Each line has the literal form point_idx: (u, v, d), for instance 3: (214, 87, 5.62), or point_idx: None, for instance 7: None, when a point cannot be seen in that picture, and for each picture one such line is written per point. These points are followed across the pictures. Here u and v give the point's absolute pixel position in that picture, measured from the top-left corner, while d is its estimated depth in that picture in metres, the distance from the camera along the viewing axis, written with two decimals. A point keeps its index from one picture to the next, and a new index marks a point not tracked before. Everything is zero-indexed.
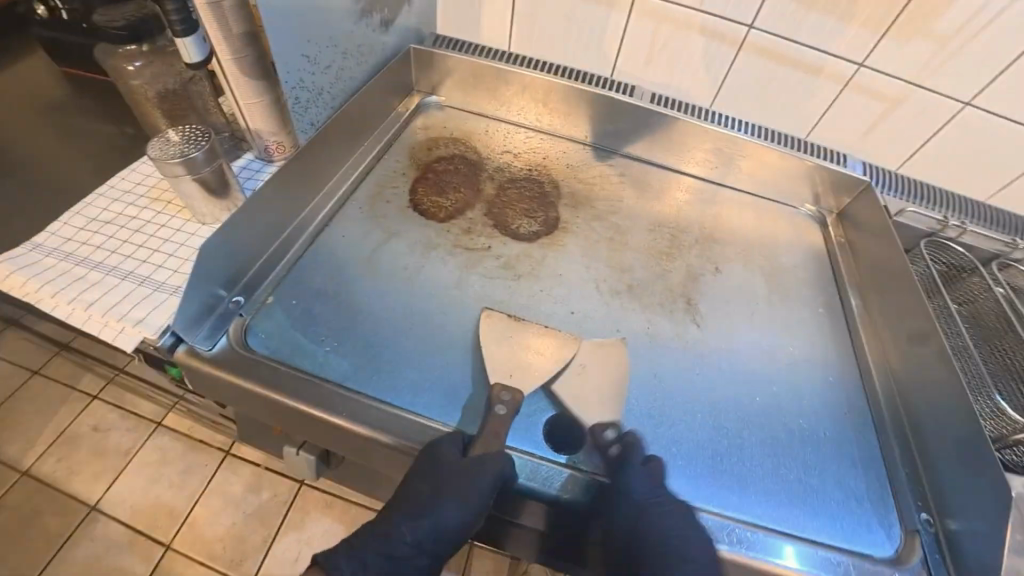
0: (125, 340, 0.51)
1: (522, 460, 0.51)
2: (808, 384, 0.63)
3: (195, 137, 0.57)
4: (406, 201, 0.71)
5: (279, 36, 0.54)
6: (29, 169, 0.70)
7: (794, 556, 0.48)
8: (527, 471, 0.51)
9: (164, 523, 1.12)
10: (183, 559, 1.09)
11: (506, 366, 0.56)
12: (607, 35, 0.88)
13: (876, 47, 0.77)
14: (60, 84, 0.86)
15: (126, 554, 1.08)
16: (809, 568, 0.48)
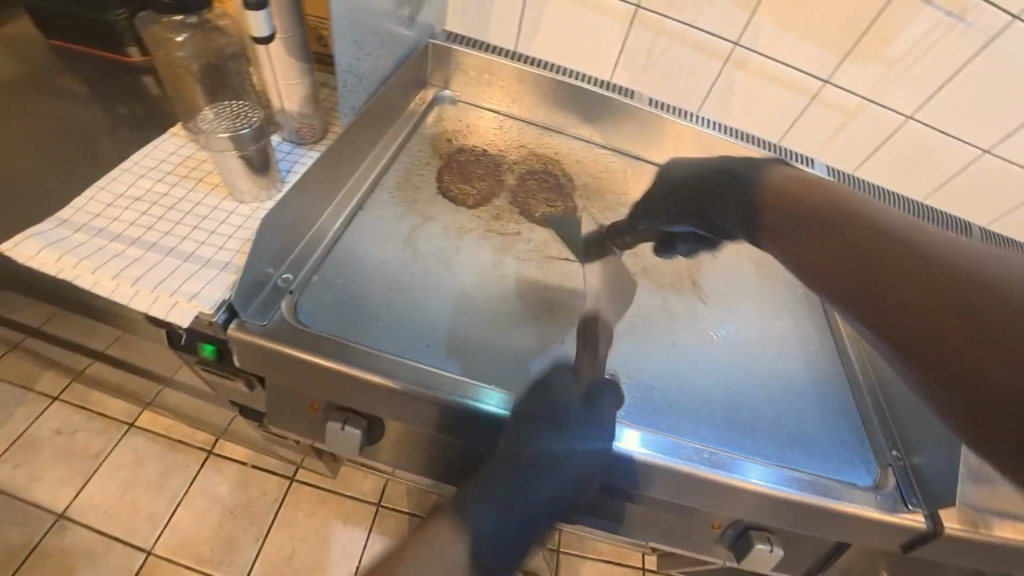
0: (179, 314, 0.52)
1: None
2: (798, 353, 0.73)
3: (239, 113, 0.59)
4: (435, 188, 0.75)
5: (341, 20, 0.57)
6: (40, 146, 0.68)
7: (801, 490, 0.56)
8: None
9: (143, 528, 1.06)
10: (167, 563, 1.04)
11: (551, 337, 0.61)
12: (609, 42, 0.95)
13: (839, 66, 0.89)
14: (50, 59, 0.82)
15: (103, 562, 1.02)
16: (806, 492, 0.56)
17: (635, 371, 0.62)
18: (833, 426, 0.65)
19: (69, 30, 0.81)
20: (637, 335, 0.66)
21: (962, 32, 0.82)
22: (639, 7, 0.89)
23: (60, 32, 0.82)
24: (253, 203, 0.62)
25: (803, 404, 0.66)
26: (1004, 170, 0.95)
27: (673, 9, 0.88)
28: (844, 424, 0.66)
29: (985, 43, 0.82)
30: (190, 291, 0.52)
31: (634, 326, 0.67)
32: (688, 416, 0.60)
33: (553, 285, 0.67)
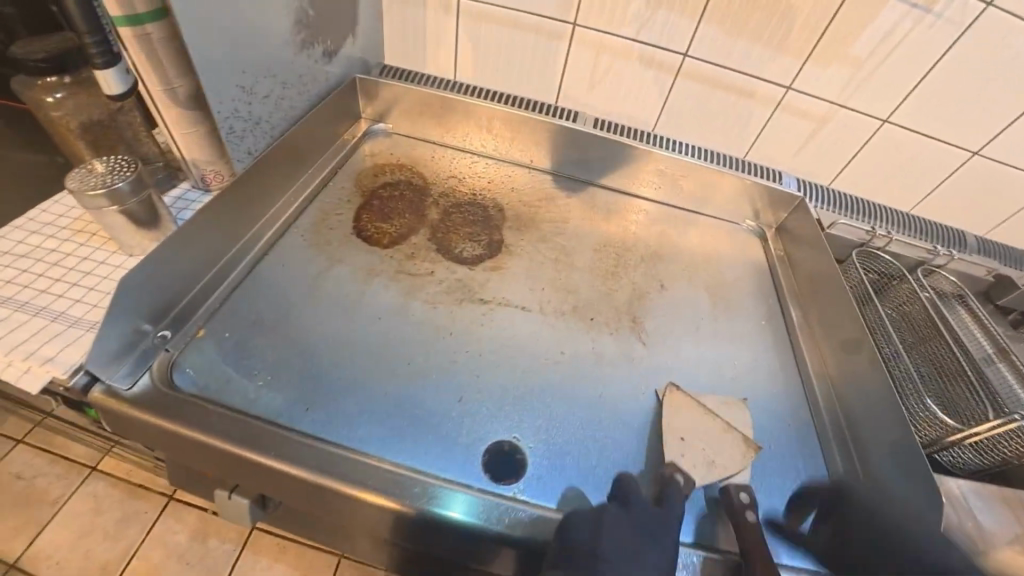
0: (32, 380, 0.48)
1: (447, 490, 0.48)
2: (752, 397, 0.65)
3: (118, 166, 0.56)
4: (350, 227, 0.71)
5: (206, 64, 0.53)
6: None
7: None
8: (457, 505, 0.46)
9: None
10: None
11: (457, 390, 0.56)
12: (552, 66, 0.90)
13: (799, 72, 0.82)
14: None
15: None
16: None
17: (552, 425, 0.55)
18: (784, 490, 0.57)
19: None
20: (556, 384, 0.59)
21: (932, 24, 0.73)
22: (576, 25, 0.84)
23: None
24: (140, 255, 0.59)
25: (757, 469, 0.58)
26: (999, 173, 0.85)
27: (613, 25, 0.83)
28: (805, 488, 0.58)
29: (960, 34, 0.73)
30: (46, 354, 0.49)
31: (556, 372, 0.60)
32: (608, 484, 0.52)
33: (462, 331, 0.61)
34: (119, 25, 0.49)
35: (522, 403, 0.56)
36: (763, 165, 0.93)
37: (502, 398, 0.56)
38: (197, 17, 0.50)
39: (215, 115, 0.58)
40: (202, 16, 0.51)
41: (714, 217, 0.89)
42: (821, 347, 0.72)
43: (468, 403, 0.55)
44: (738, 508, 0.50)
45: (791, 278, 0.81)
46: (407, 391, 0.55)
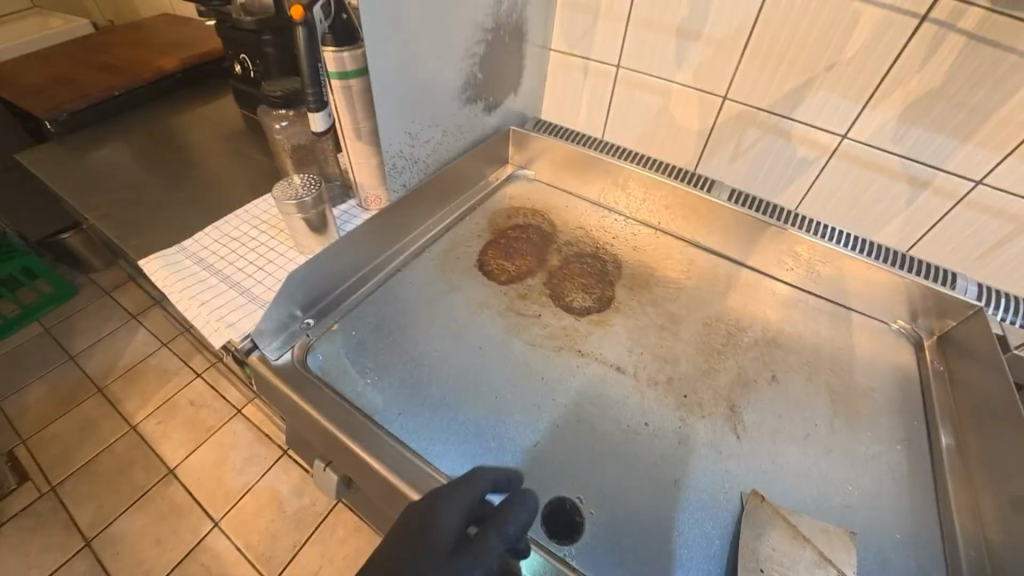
0: (217, 338, 0.62)
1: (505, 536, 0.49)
2: (866, 533, 0.55)
3: (307, 184, 0.71)
4: (475, 259, 0.78)
5: (386, 113, 0.66)
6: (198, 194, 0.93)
7: None
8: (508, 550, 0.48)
9: (220, 502, 1.25)
10: (223, 540, 1.19)
11: (534, 434, 0.58)
12: (697, 133, 0.90)
13: (995, 167, 0.68)
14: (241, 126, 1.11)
15: (183, 520, 1.22)
16: None
17: (617, 492, 0.55)
18: None
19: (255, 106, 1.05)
20: (629, 451, 0.58)
21: None
22: (726, 98, 0.83)
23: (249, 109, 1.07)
24: (308, 253, 0.73)
25: None
26: None
27: (763, 98, 0.80)
28: None
29: None
30: (230, 320, 0.63)
31: (635, 442, 0.59)
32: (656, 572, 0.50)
33: (547, 376, 0.64)
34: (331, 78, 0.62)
35: (592, 463, 0.56)
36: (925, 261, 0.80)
37: (575, 455, 0.57)
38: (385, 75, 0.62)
39: (383, 151, 0.70)
40: (388, 74, 0.63)
41: (859, 313, 0.78)
42: (979, 497, 0.58)
43: (543, 450, 0.57)
44: None
45: (951, 400, 0.66)
46: (483, 419, 0.59)
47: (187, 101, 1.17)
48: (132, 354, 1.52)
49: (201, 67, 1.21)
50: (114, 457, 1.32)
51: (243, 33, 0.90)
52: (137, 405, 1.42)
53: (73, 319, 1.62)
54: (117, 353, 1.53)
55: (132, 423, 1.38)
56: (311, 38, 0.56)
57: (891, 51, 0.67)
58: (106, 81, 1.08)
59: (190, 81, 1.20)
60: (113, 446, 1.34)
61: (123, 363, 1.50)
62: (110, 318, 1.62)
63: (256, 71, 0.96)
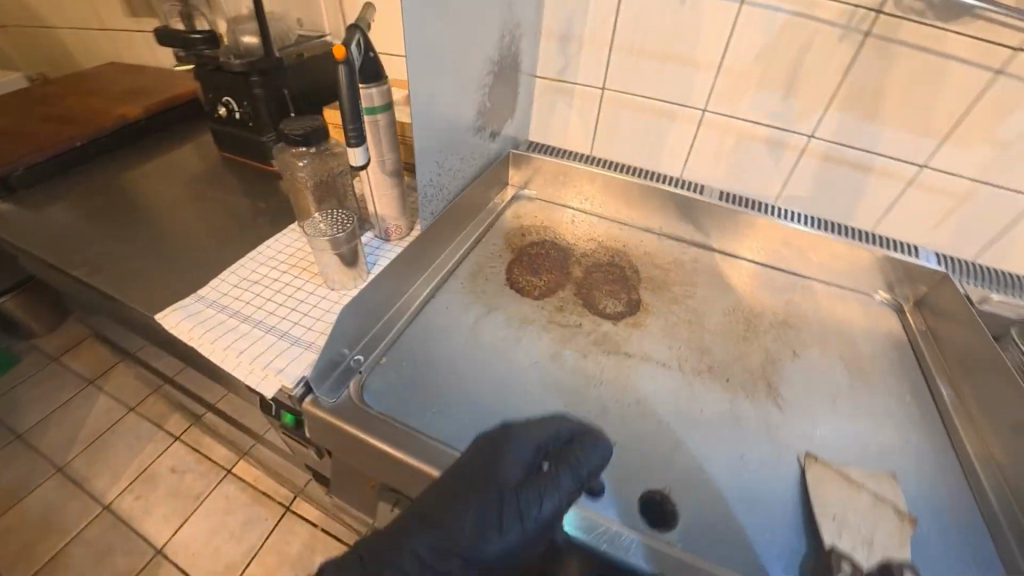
0: (267, 386, 0.59)
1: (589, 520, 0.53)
2: (906, 476, 0.62)
3: (337, 222, 0.70)
4: (504, 278, 0.80)
5: (421, 144, 0.67)
6: (175, 241, 0.84)
7: None
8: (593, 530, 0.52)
9: None
10: None
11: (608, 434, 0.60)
12: (681, 143, 0.98)
13: (936, 152, 0.81)
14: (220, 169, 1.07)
15: None
16: None
17: (695, 476, 0.58)
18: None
19: (239, 145, 1.04)
20: (693, 437, 0.62)
21: None
22: (706, 110, 0.92)
23: (236, 150, 1.05)
24: (340, 289, 0.72)
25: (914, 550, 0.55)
26: None
27: (738, 108, 0.90)
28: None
29: None
30: (278, 366, 0.61)
31: (697, 428, 0.62)
32: (747, 543, 0.53)
33: (602, 379, 0.67)
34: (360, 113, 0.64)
35: (666, 453, 0.60)
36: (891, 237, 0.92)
37: (649, 448, 0.60)
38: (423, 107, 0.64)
39: (418, 184, 0.71)
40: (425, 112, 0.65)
41: (846, 288, 0.88)
42: (983, 430, 0.67)
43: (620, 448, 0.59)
44: None
45: (939, 353, 0.77)
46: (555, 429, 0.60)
47: (155, 149, 1.12)
48: (97, 426, 1.40)
49: (167, 113, 1.17)
50: (88, 545, 1.18)
51: (228, 76, 0.90)
52: (108, 483, 1.28)
53: (18, 396, 1.45)
54: (78, 429, 1.39)
55: (105, 504, 1.24)
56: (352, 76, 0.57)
57: (845, 61, 0.78)
58: (64, 131, 1.02)
59: (155, 128, 1.15)
60: (84, 533, 1.20)
61: (86, 438, 1.36)
62: (66, 391, 1.48)
63: (241, 112, 0.96)
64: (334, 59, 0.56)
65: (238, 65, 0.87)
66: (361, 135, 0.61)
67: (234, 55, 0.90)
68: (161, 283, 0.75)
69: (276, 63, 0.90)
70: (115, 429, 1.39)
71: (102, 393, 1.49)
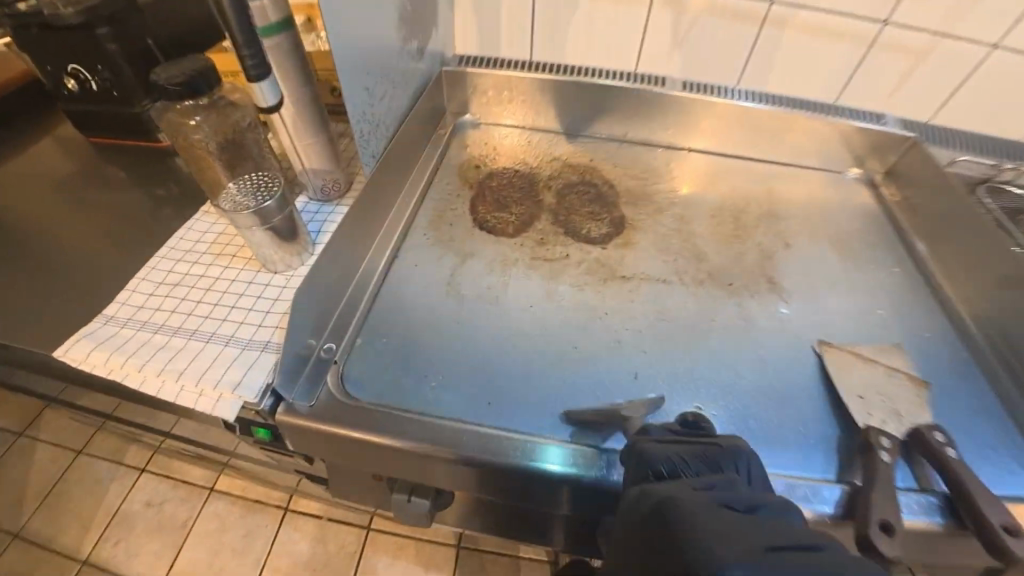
0: (226, 407, 0.48)
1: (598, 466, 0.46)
2: (911, 344, 0.62)
3: (257, 189, 0.56)
4: (470, 220, 0.70)
5: (345, 66, 0.53)
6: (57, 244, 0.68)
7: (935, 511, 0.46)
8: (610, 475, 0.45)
9: None
10: None
11: (627, 368, 0.56)
12: (634, 32, 0.87)
13: (899, 5, 0.76)
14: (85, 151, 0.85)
15: None
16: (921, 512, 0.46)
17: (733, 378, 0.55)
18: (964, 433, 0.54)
19: (102, 126, 0.81)
20: (708, 348, 0.59)
21: None
22: None
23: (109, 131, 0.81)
24: (284, 270, 0.59)
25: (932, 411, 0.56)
26: None
27: None
28: (985, 423, 0.55)
29: None
30: (232, 380, 0.49)
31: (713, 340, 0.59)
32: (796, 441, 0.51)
33: (597, 307, 0.61)
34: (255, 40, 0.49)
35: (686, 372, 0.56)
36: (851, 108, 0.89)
37: (671, 373, 0.56)
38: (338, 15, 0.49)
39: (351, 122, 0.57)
40: (343, 25, 0.51)
41: (818, 168, 0.86)
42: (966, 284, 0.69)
43: (644, 380, 0.55)
44: (936, 449, 0.47)
45: (912, 217, 0.78)
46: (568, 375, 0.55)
47: None
48: (42, 481, 1.22)
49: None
50: None
51: (61, 31, 0.68)
52: (78, 535, 1.15)
53: None
54: (22, 486, 1.22)
55: (83, 558, 1.12)
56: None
57: None
58: None
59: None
60: None
61: (35, 498, 1.20)
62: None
63: (97, 80, 0.73)
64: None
65: (74, 13, 0.65)
66: (263, 66, 0.46)
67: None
68: (53, 305, 0.59)
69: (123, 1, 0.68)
70: (66, 479, 1.22)
71: (39, 442, 1.27)
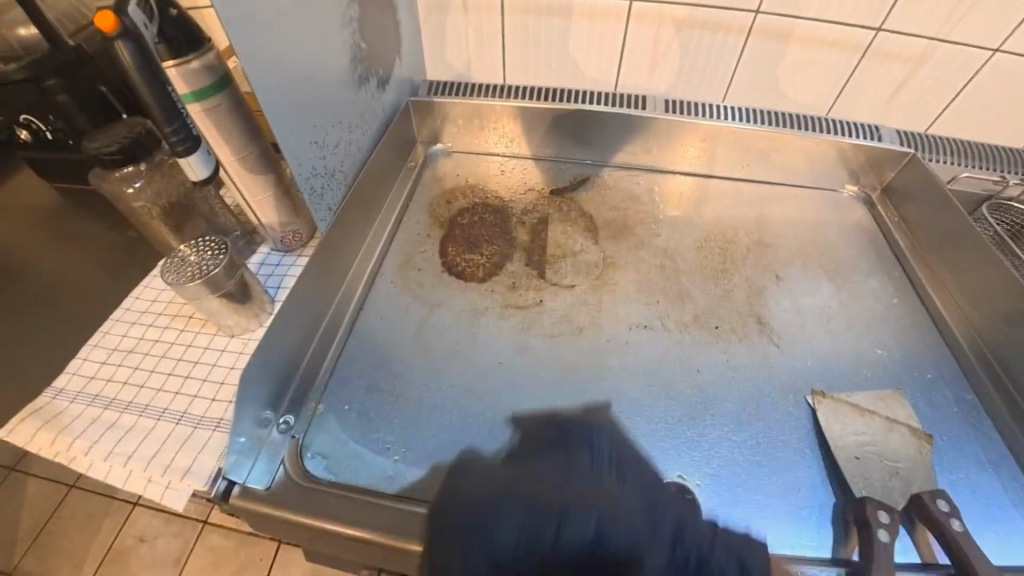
0: (173, 497, 0.45)
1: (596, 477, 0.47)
2: (912, 386, 0.58)
3: (201, 258, 0.52)
4: (439, 264, 0.67)
5: (282, 125, 0.49)
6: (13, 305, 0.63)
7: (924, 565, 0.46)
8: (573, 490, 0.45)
9: None
10: None
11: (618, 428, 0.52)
12: (610, 42, 0.79)
13: (890, 11, 0.71)
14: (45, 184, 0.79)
15: None
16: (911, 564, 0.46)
17: (680, 430, 0.53)
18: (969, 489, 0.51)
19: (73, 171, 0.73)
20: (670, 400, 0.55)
21: None
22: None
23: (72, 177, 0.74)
24: (241, 333, 0.56)
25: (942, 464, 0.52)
26: None
27: None
28: (994, 479, 0.51)
29: None
30: (182, 466, 0.46)
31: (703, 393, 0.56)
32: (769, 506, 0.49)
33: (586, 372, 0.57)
34: (187, 101, 0.45)
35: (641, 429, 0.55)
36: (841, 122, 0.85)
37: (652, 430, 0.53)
38: (267, 73, 0.46)
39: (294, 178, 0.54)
40: (270, 81, 0.47)
41: (810, 188, 0.81)
42: (970, 313, 0.64)
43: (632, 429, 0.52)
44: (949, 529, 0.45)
45: (913, 238, 0.73)
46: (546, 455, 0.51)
47: None
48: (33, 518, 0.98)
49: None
50: None
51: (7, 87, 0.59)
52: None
53: None
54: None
55: None
56: (144, 54, 0.40)
57: None
58: None
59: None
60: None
61: (27, 535, 0.96)
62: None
63: (52, 130, 0.66)
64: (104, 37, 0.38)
65: (15, 70, 0.56)
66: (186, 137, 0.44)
67: None
68: (22, 382, 0.56)
69: (76, 53, 0.58)
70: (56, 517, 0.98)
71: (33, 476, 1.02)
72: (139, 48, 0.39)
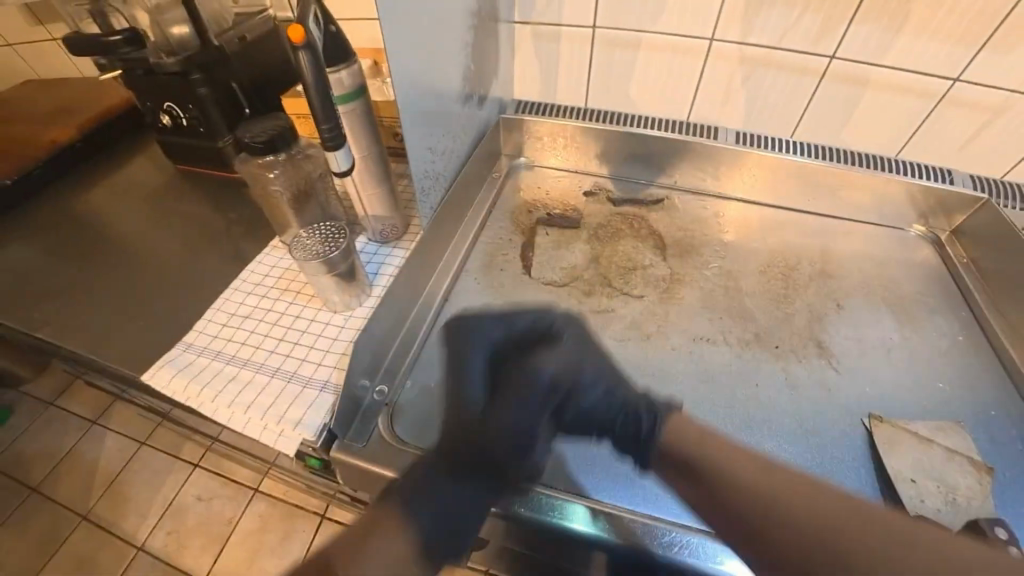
0: (287, 443, 0.52)
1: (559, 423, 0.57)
2: (975, 419, 0.59)
3: (333, 231, 0.61)
4: (520, 266, 0.75)
5: (411, 132, 0.58)
6: (158, 267, 0.74)
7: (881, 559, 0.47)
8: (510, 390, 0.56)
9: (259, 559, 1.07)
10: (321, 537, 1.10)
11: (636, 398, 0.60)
12: (685, 71, 0.84)
13: (970, 64, 0.71)
14: (181, 172, 0.91)
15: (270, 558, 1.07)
16: None
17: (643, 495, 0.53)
18: None
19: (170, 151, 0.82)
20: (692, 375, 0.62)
21: None
22: (714, 39, 0.79)
23: (192, 162, 0.87)
24: (344, 310, 0.64)
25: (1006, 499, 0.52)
26: None
27: (746, 33, 0.77)
28: None
29: None
30: (294, 418, 0.53)
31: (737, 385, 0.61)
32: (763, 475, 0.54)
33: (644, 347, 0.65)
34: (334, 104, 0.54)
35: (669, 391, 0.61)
36: (912, 163, 0.84)
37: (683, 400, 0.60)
38: (410, 89, 0.55)
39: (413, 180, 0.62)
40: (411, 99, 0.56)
41: (877, 226, 0.83)
42: None
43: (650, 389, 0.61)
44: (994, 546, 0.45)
45: (982, 279, 0.74)
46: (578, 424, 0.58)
47: (102, 166, 0.95)
48: (111, 467, 1.19)
49: (99, 130, 0.94)
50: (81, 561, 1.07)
51: (161, 79, 0.71)
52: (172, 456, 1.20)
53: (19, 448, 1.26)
54: (94, 473, 1.19)
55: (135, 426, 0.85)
56: (315, 57, 0.48)
57: None
58: (19, 151, 0.87)
59: (97, 146, 0.95)
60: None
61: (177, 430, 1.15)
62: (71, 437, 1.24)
63: (188, 118, 0.76)
64: (291, 46, 0.46)
65: (173, 63, 0.68)
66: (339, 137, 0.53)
67: (165, 52, 0.72)
68: (158, 324, 0.66)
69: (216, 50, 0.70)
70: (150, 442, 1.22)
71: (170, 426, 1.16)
72: (313, 54, 0.48)
